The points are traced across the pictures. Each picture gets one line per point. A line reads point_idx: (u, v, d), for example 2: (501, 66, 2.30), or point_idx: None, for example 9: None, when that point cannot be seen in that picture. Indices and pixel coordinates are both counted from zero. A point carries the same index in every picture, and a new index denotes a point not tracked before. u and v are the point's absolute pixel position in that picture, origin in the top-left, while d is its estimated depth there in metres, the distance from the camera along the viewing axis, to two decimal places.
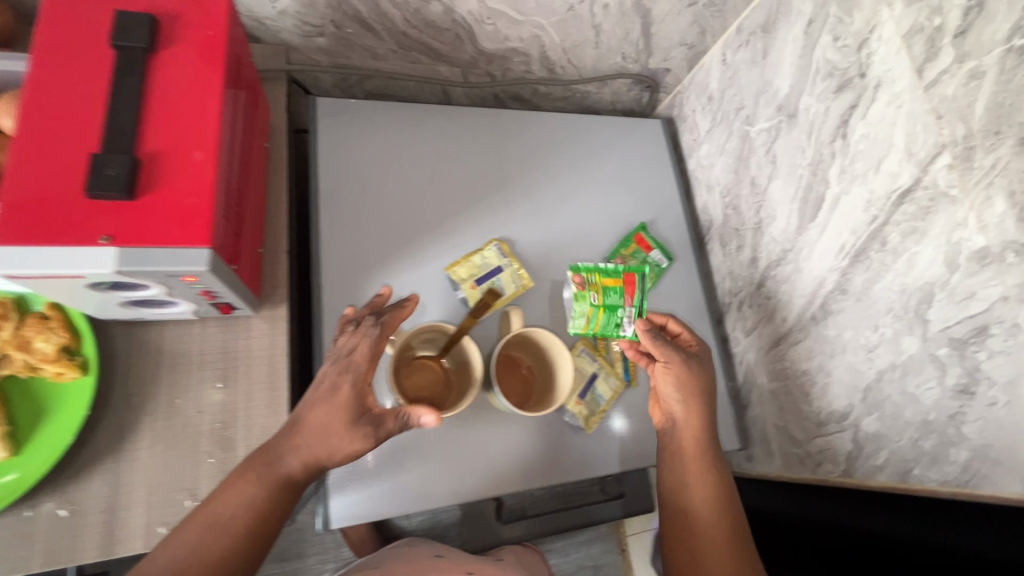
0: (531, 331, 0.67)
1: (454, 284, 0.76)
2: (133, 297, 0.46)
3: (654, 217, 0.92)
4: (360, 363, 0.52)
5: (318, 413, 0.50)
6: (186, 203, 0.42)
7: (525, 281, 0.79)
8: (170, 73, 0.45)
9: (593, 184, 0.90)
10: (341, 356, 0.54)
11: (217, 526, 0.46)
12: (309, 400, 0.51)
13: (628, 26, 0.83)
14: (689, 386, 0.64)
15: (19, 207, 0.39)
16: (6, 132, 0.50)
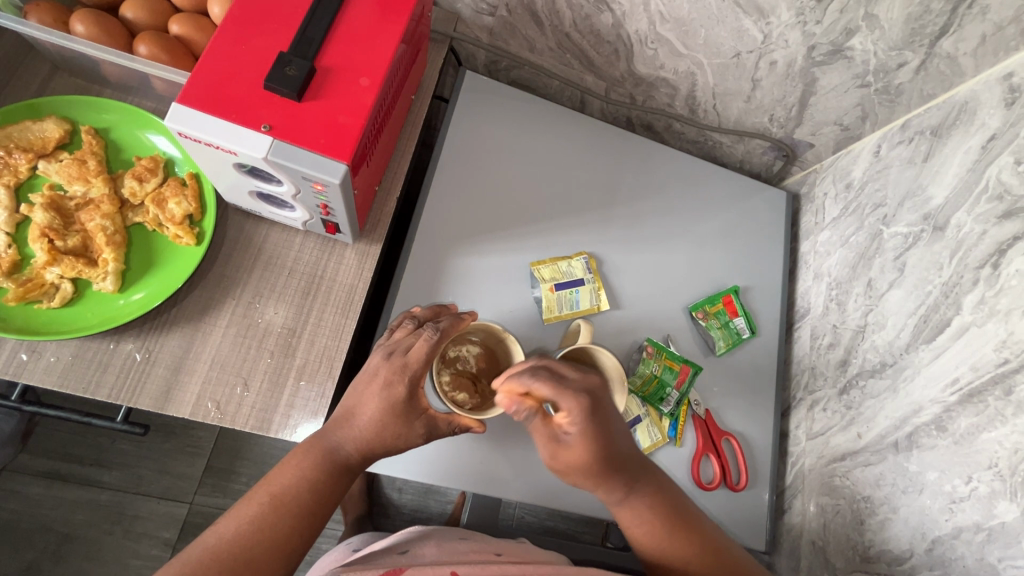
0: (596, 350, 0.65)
1: (533, 280, 0.75)
2: (263, 188, 0.50)
3: (749, 284, 0.88)
4: (416, 358, 0.53)
5: (376, 400, 0.51)
6: (339, 119, 0.44)
7: (601, 302, 0.77)
8: (364, 4, 0.49)
9: (697, 233, 0.87)
10: (395, 350, 0.54)
11: (279, 502, 0.48)
12: (357, 391, 0.53)
13: (788, 89, 0.80)
14: (593, 454, 0.51)
15: (207, 77, 0.43)
16: (211, 18, 0.56)
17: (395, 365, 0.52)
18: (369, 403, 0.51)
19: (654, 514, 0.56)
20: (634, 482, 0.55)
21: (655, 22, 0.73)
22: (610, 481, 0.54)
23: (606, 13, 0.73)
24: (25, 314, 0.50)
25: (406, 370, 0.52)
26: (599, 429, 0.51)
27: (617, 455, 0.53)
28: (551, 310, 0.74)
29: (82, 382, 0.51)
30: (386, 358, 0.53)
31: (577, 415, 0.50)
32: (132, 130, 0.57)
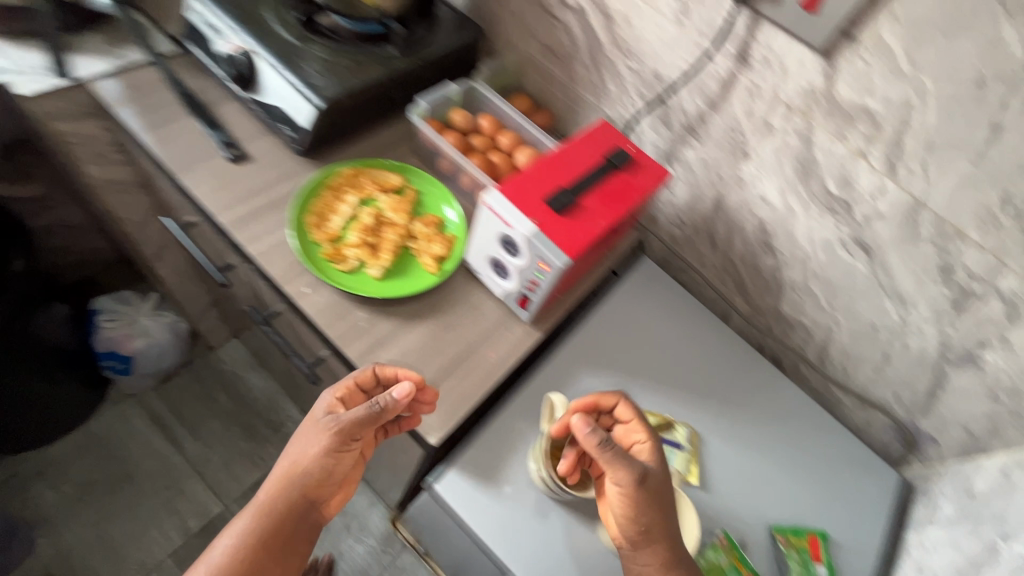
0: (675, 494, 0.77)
1: None
2: (502, 257, 0.72)
3: (839, 542, 0.86)
4: (332, 424, 0.63)
5: (301, 461, 0.63)
6: (578, 236, 0.67)
7: (690, 474, 0.83)
8: (618, 183, 0.75)
9: (798, 466, 0.91)
10: (321, 408, 0.65)
11: (241, 541, 0.61)
12: (298, 445, 0.65)
13: (918, 375, 0.88)
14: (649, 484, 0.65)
15: (516, 183, 0.70)
16: (514, 160, 0.87)
17: (313, 429, 0.64)
18: (298, 461, 0.63)
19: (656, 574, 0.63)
20: (674, 557, 0.64)
21: (808, 277, 0.90)
22: (662, 541, 0.63)
23: (770, 257, 0.93)
24: (321, 265, 0.75)
25: (328, 432, 0.63)
26: (664, 482, 0.67)
27: (672, 521, 0.66)
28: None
29: (325, 321, 0.72)
30: (317, 420, 0.65)
31: (653, 457, 0.69)
32: (435, 196, 0.86)
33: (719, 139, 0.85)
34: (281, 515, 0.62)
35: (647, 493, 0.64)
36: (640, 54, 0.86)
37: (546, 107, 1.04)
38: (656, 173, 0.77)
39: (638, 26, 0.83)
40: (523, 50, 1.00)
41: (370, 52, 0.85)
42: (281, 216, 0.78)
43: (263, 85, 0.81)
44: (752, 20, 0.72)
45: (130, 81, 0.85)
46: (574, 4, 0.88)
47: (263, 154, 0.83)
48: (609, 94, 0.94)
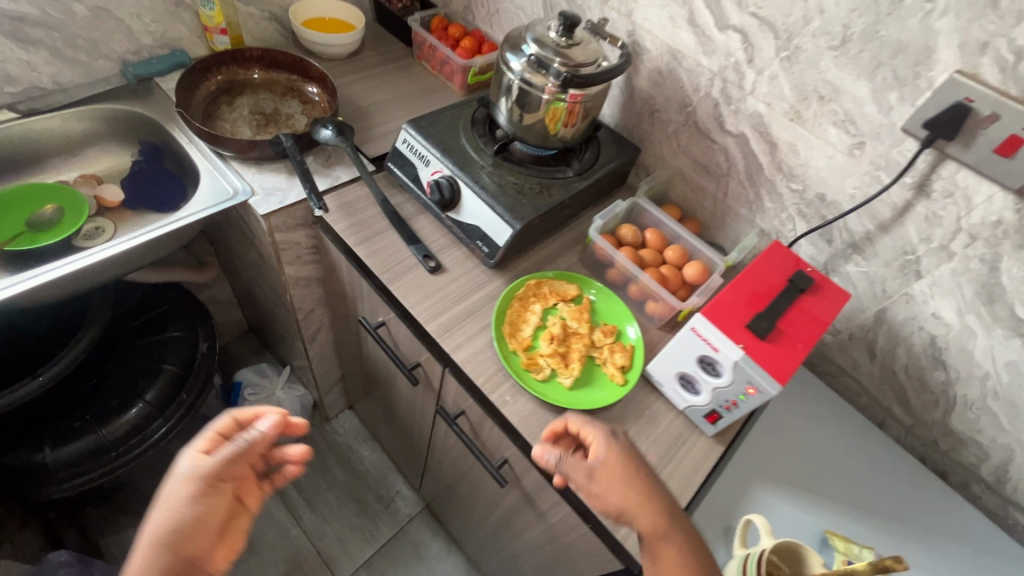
0: None
1: (827, 546, 0.82)
2: (697, 375, 0.76)
3: None
4: (203, 472, 0.63)
5: (167, 508, 0.61)
6: (783, 360, 0.70)
7: None
8: (806, 305, 0.78)
9: None
10: (187, 473, 0.63)
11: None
12: (154, 502, 0.62)
13: None
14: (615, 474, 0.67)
15: (716, 307, 0.74)
16: (684, 273, 0.93)
17: (195, 474, 0.63)
18: (167, 500, 0.61)
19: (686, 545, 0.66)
20: (675, 530, 0.66)
21: (986, 395, 0.89)
22: (650, 526, 0.65)
23: (939, 372, 0.92)
24: (519, 373, 0.81)
25: (190, 482, 0.62)
26: (619, 455, 0.69)
27: (654, 497, 0.67)
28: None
29: (529, 429, 0.77)
30: (183, 467, 0.63)
31: (593, 436, 0.70)
32: (609, 305, 0.92)
33: (888, 257, 0.88)
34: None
35: (609, 478, 0.67)
36: (804, 178, 0.91)
37: (693, 214, 1.11)
38: (838, 293, 0.80)
39: (805, 154, 0.89)
40: (675, 165, 1.09)
41: (551, 176, 0.95)
42: (478, 325, 0.86)
43: (462, 206, 0.91)
44: (936, 158, 0.77)
45: (342, 199, 0.97)
46: (736, 131, 0.96)
47: (456, 265, 0.92)
48: (764, 209, 1.00)
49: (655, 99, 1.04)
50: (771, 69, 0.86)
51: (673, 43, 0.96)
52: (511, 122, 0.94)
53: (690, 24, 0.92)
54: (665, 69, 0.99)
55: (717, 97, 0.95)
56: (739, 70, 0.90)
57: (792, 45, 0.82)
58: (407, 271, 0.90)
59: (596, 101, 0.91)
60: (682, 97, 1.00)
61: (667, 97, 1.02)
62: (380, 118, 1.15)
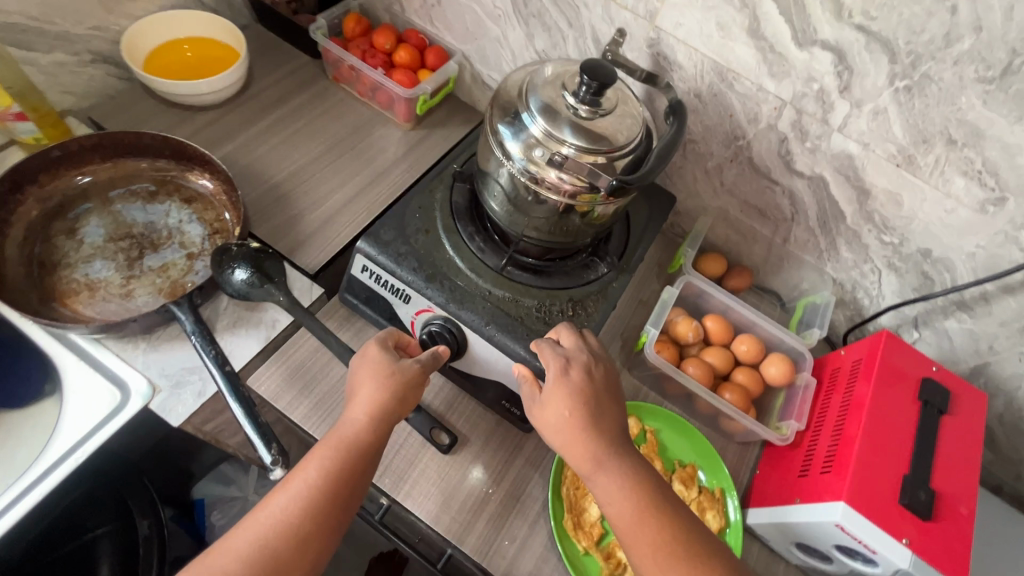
0: None
1: None
2: (832, 553, 0.59)
3: None
4: (381, 361, 0.57)
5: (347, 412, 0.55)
6: (955, 546, 0.54)
7: None
8: (948, 434, 0.61)
9: None
10: (377, 353, 0.58)
11: (271, 527, 0.49)
12: (350, 393, 0.56)
13: None
14: (573, 410, 0.54)
15: (856, 480, 0.56)
16: (763, 372, 0.73)
17: (370, 355, 0.58)
18: (353, 395, 0.56)
19: (631, 489, 0.53)
20: (617, 458, 0.54)
21: None
22: (569, 426, 0.54)
23: None
24: None
25: (370, 376, 0.56)
26: (587, 380, 0.57)
27: (603, 407, 0.56)
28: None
29: None
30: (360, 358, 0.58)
31: (551, 354, 0.57)
32: (676, 437, 0.71)
33: (1006, 318, 0.71)
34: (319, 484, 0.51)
35: (564, 393, 0.55)
36: (904, 230, 0.70)
37: (738, 260, 0.88)
38: (974, 404, 0.63)
39: (912, 205, 0.67)
40: (715, 205, 0.83)
41: (583, 281, 0.68)
42: (525, 519, 0.64)
43: (471, 355, 0.65)
44: None
45: (289, 363, 0.67)
46: (811, 172, 0.71)
47: (475, 430, 0.67)
48: (839, 258, 0.79)
49: (689, 128, 0.76)
50: (876, 102, 0.61)
51: (721, 58, 0.67)
52: (516, 216, 0.65)
53: (751, 35, 0.63)
54: (706, 91, 0.71)
55: (786, 131, 0.69)
56: (825, 99, 0.64)
57: (917, 74, 0.58)
58: (413, 460, 0.64)
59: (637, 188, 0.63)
60: (731, 126, 0.73)
61: (707, 127, 0.75)
62: (306, 197, 0.80)
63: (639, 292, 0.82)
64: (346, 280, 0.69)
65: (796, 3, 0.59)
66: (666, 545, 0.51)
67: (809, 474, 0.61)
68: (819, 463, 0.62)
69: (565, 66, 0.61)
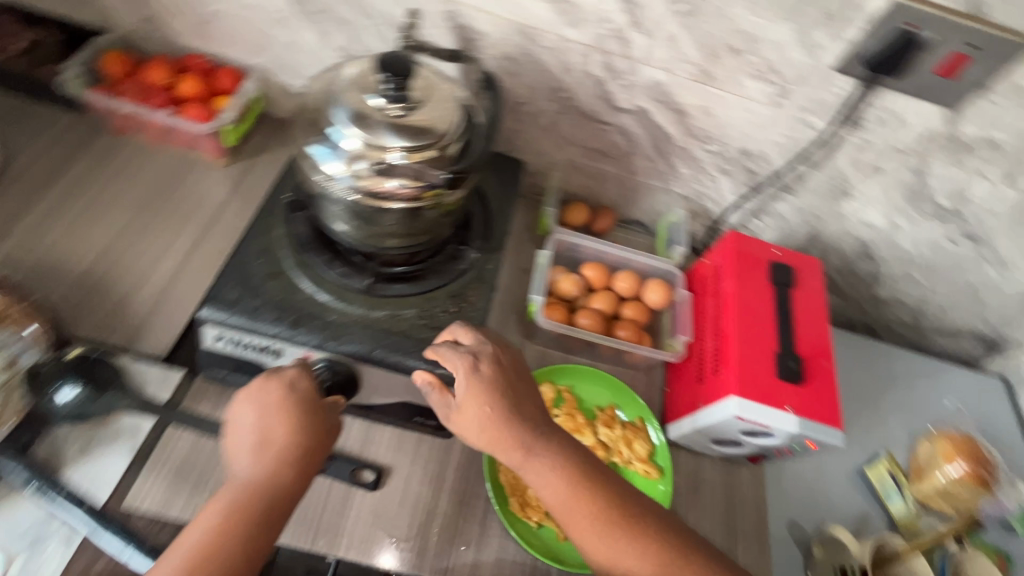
0: (957, 491, 0.79)
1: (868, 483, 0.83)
2: (741, 439, 0.66)
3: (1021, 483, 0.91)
4: (306, 413, 0.54)
5: (262, 466, 0.51)
6: (826, 396, 0.63)
7: (954, 489, 0.79)
8: (800, 303, 0.69)
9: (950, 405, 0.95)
10: (302, 391, 0.54)
11: None
12: (266, 435, 0.51)
13: None
14: (491, 408, 0.55)
15: (740, 372, 0.62)
16: (646, 301, 0.77)
17: (296, 401, 0.53)
18: (271, 438, 0.51)
19: (563, 469, 0.54)
20: (541, 442, 0.55)
21: (908, 268, 0.91)
22: (488, 431, 0.55)
23: (868, 263, 0.92)
24: (559, 549, 0.63)
25: (297, 434, 0.52)
26: (495, 374, 0.57)
27: (519, 398, 0.57)
28: (914, 524, 0.80)
29: None
30: (278, 403, 0.53)
31: (453, 359, 0.56)
32: (588, 386, 0.74)
33: (819, 188, 0.81)
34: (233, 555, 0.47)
35: (476, 400, 0.55)
36: (722, 138, 0.77)
37: (599, 202, 0.91)
38: (812, 271, 0.73)
39: (721, 114, 0.73)
40: (561, 157, 0.85)
41: (456, 272, 0.67)
42: (474, 518, 0.63)
43: (366, 385, 0.62)
44: (869, 90, 0.67)
45: (167, 466, 0.59)
46: (633, 106, 0.75)
47: (398, 453, 0.65)
48: (680, 176, 0.84)
49: (513, 92, 0.76)
50: (666, 29, 0.65)
51: (520, 18, 0.67)
52: (366, 229, 0.61)
53: None
54: (517, 52, 0.71)
55: (600, 74, 0.71)
56: (623, 37, 0.67)
57: None
58: (343, 510, 0.60)
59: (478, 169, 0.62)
60: (550, 80, 0.73)
61: (529, 87, 0.75)
62: (126, 276, 0.69)
63: (518, 262, 0.82)
64: (203, 354, 0.62)
65: None
66: (605, 512, 0.53)
67: (705, 378, 0.68)
68: (710, 365, 0.68)
69: (363, 64, 0.57)
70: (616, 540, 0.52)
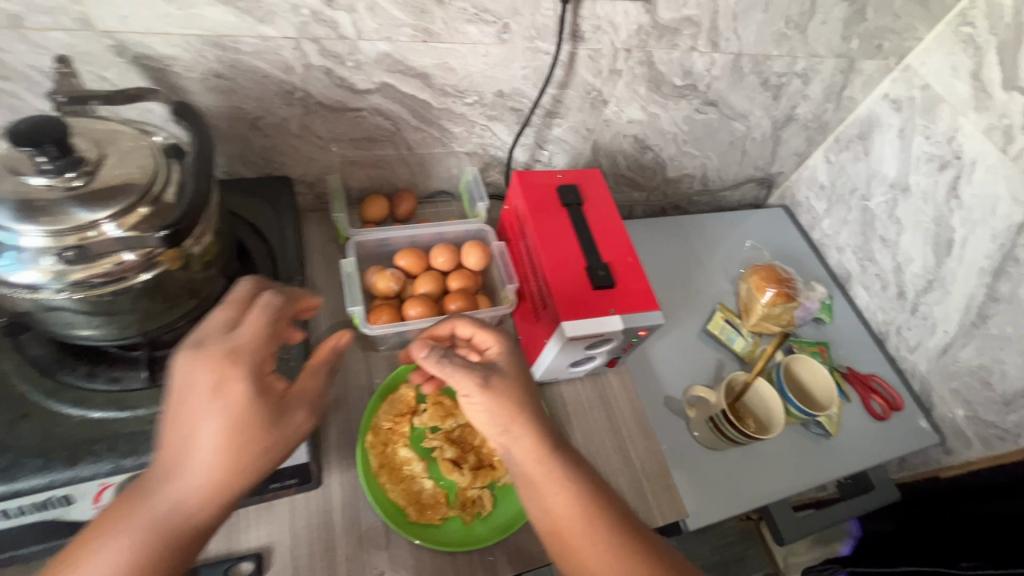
0: (770, 309, 0.94)
1: (713, 337, 0.94)
2: (588, 355, 0.70)
3: (814, 280, 1.10)
4: (244, 416, 0.42)
5: (193, 473, 0.41)
6: (638, 287, 0.69)
7: (768, 310, 0.94)
8: (593, 214, 0.74)
9: (749, 243, 1.11)
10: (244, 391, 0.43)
11: None
12: (211, 440, 0.41)
13: (775, 148, 1.09)
14: (513, 389, 0.54)
15: (562, 298, 0.65)
16: (467, 266, 0.77)
17: (229, 398, 0.42)
18: (236, 449, 0.42)
19: (578, 478, 0.50)
20: (561, 449, 0.53)
21: (678, 145, 1.02)
22: (500, 411, 0.53)
23: (647, 153, 1.01)
24: (470, 532, 0.63)
25: (228, 443, 0.41)
26: (518, 368, 0.57)
27: (532, 396, 0.56)
28: (754, 353, 0.94)
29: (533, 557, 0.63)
30: (206, 399, 0.42)
31: (491, 339, 0.58)
32: None
33: (578, 104, 0.86)
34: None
35: (494, 392, 0.53)
36: (474, 87, 0.77)
37: (393, 187, 0.89)
38: (595, 182, 0.78)
39: (460, 65, 0.73)
40: (332, 158, 0.80)
41: None
42: (378, 545, 0.60)
43: None
44: (573, 3, 0.71)
45: None
46: (374, 84, 0.72)
47: (271, 529, 0.59)
48: (455, 135, 0.84)
49: (242, 108, 0.69)
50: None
51: (203, 29, 0.59)
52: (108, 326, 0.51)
53: None
54: (222, 67, 0.63)
55: (322, 63, 0.67)
56: (325, 19, 0.62)
57: None
58: None
59: (219, 205, 0.55)
60: (274, 84, 0.67)
61: (256, 98, 0.68)
62: None
63: (331, 280, 0.78)
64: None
65: None
66: (614, 518, 0.49)
67: (540, 316, 0.70)
68: (539, 302, 0.70)
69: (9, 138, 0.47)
70: (623, 553, 0.47)
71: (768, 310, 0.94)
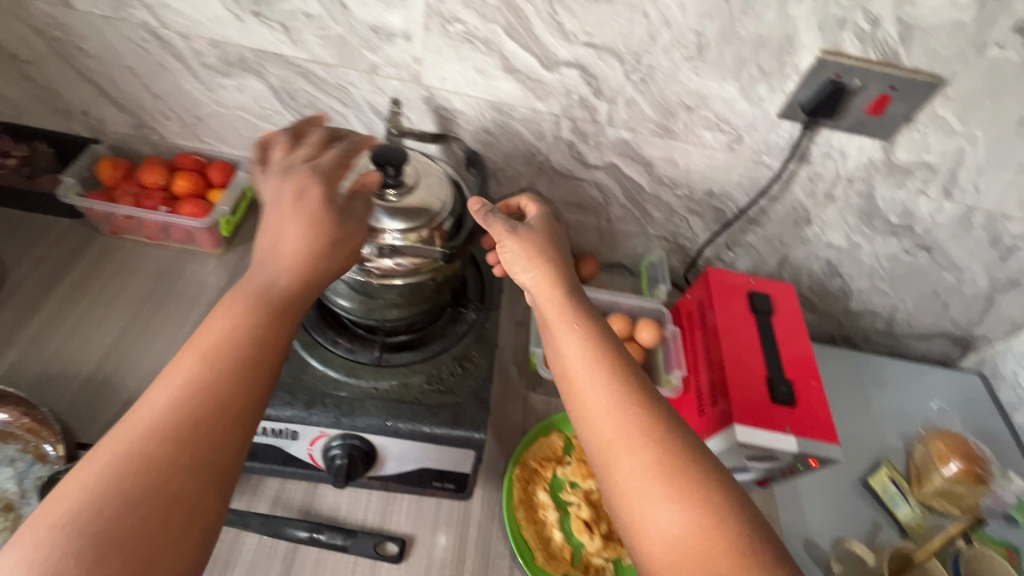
0: (953, 485, 0.83)
1: (874, 494, 0.85)
2: (747, 466, 0.68)
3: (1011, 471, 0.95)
4: (313, 208, 0.51)
5: (277, 258, 0.49)
6: (819, 414, 0.66)
7: (951, 485, 0.83)
8: (781, 328, 0.74)
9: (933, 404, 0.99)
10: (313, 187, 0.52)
11: (180, 401, 0.40)
12: (278, 234, 0.49)
13: (988, 311, 0.98)
14: (551, 267, 0.57)
15: (738, 402, 0.66)
16: (639, 340, 0.80)
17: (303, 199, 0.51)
18: (303, 239, 0.49)
19: (602, 350, 0.51)
20: (591, 324, 0.53)
21: (874, 280, 0.97)
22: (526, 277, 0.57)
23: (836, 279, 0.98)
24: None
25: (302, 224, 0.50)
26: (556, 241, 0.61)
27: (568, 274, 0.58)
28: (922, 527, 0.82)
29: None
30: (286, 206, 0.51)
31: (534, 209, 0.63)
32: None
33: (781, 217, 0.88)
34: (207, 388, 0.41)
35: (526, 243, 0.58)
36: (688, 182, 0.83)
37: (580, 250, 0.96)
38: (787, 295, 0.78)
39: (684, 162, 0.80)
40: None
41: (455, 335, 0.70)
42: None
43: (384, 457, 0.63)
44: (811, 130, 0.75)
45: None
46: (603, 162, 0.81)
47: (419, 521, 0.65)
48: (654, 219, 0.90)
49: (492, 159, 0.82)
50: (625, 95, 0.72)
51: (494, 97, 0.73)
52: (367, 311, 0.64)
53: (508, 72, 0.70)
54: (492, 126, 0.77)
55: (570, 137, 0.78)
56: (588, 105, 0.73)
57: (643, 67, 0.69)
58: None
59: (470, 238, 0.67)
60: (525, 146, 0.79)
61: (506, 154, 0.81)
62: (132, 373, 0.70)
63: (511, 316, 0.86)
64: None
65: (530, 37, 0.67)
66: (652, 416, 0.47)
67: (706, 410, 0.71)
68: (708, 397, 0.71)
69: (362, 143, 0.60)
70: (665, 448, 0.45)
71: (950, 486, 0.83)
